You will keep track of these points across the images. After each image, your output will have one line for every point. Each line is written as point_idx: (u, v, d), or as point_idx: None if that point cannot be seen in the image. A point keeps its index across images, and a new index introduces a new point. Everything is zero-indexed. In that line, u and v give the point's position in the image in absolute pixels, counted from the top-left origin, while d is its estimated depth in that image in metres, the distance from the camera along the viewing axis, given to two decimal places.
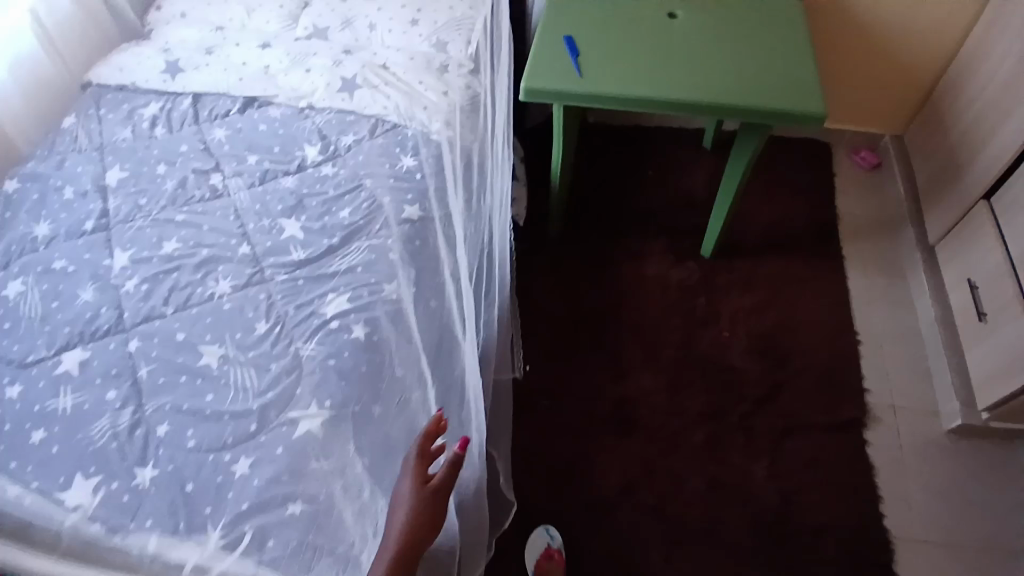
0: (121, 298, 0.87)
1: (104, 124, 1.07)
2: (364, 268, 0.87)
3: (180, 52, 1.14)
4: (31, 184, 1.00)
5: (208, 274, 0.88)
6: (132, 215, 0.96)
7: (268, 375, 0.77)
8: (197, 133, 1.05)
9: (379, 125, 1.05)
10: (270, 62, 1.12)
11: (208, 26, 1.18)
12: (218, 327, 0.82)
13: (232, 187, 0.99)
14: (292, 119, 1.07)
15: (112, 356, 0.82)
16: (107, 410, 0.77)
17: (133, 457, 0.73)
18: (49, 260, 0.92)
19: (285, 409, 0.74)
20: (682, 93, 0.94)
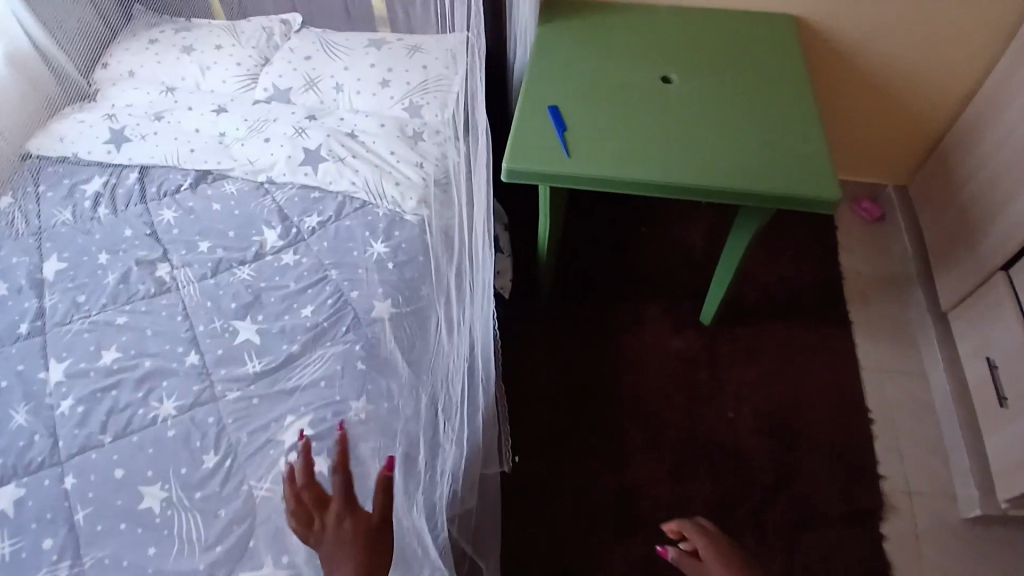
0: (56, 422, 0.78)
1: (42, 204, 0.97)
2: (328, 381, 0.78)
3: (126, 117, 1.05)
4: None
5: (151, 392, 0.79)
6: (69, 315, 0.86)
7: (216, 526, 0.69)
8: (145, 216, 0.96)
9: (347, 204, 0.97)
10: (226, 129, 1.04)
11: (157, 86, 1.07)
12: (161, 461, 0.74)
13: (181, 279, 0.89)
14: (250, 196, 0.98)
15: (43, 496, 0.73)
16: (43, 564, 0.68)
17: None
18: None
19: (234, 568, 0.67)
20: (677, 176, 0.88)
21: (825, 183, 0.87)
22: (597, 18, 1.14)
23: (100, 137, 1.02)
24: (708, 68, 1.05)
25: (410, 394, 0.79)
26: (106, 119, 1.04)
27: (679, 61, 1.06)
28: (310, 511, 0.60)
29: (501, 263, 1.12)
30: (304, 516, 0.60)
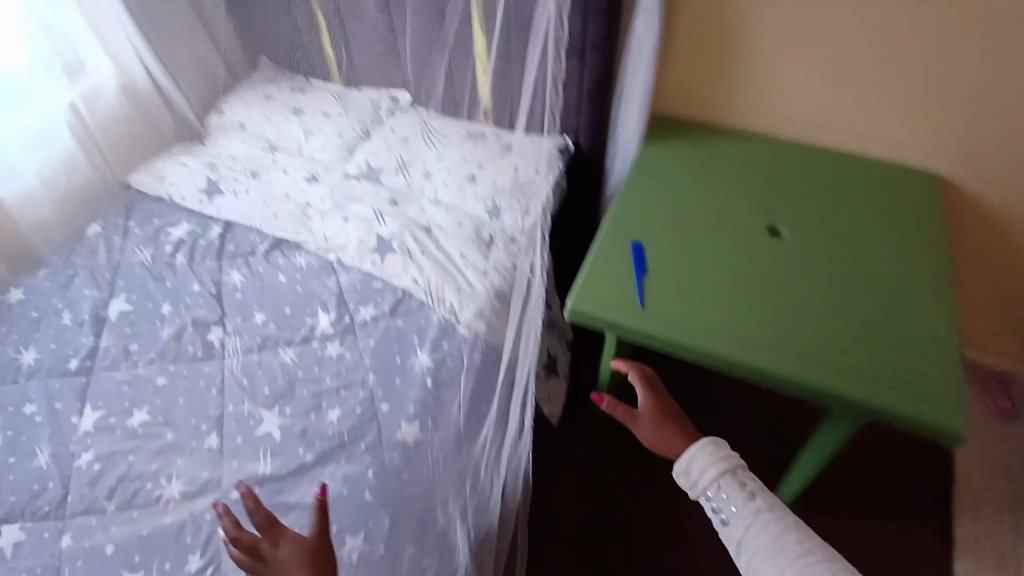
0: (72, 473, 0.77)
1: (128, 240, 1.01)
2: (329, 506, 0.73)
3: (225, 170, 1.10)
4: (34, 299, 0.93)
5: (164, 467, 0.77)
6: (117, 361, 0.87)
7: None
8: (215, 273, 0.98)
9: (403, 302, 0.93)
10: (312, 200, 1.06)
11: (261, 143, 1.12)
12: (151, 545, 0.72)
13: (228, 348, 0.89)
14: (314, 274, 0.97)
15: (36, 551, 0.72)
16: None
17: None
18: (21, 401, 0.83)
19: None
20: (762, 359, 0.76)
21: (945, 408, 0.72)
22: (712, 146, 1.05)
23: (196, 185, 1.08)
24: (827, 226, 0.92)
25: (401, 543, 0.71)
26: (208, 169, 1.10)
27: (794, 211, 0.95)
28: (252, 555, 0.58)
29: (554, 387, 1.03)
30: (249, 558, 0.58)
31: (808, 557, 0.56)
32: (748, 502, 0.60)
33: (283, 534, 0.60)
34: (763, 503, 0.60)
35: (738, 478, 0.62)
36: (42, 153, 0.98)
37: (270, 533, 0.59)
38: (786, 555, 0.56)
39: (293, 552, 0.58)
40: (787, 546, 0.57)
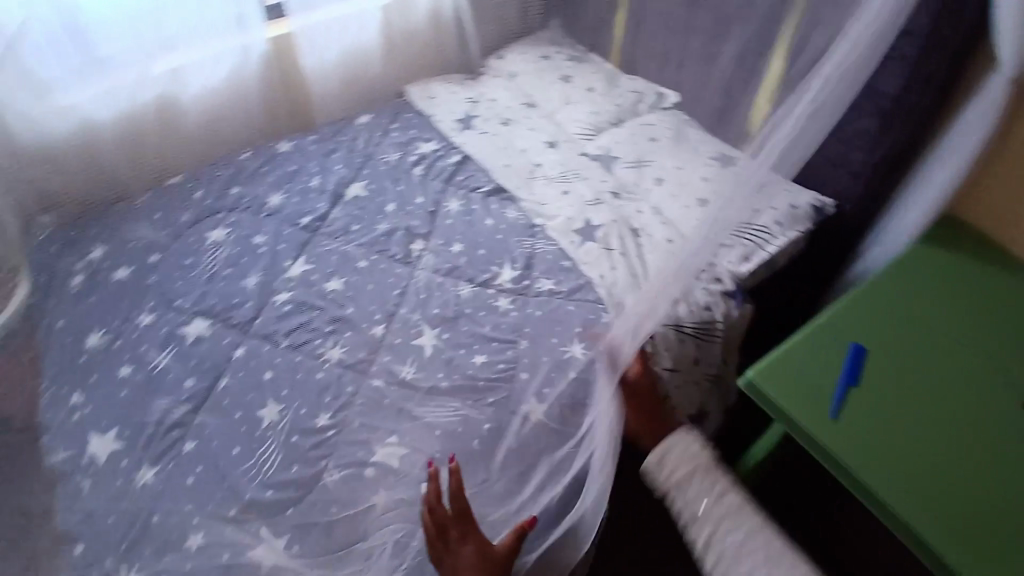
0: (267, 305, 0.95)
1: (384, 138, 1.18)
2: (441, 434, 0.82)
3: (485, 110, 1.23)
4: (296, 152, 1.15)
5: (334, 333, 0.92)
6: (337, 233, 1.04)
7: (282, 475, 0.79)
8: (437, 195, 1.11)
9: (582, 290, 0.95)
10: (543, 163, 1.13)
11: (522, 98, 1.23)
12: (298, 389, 0.87)
13: (422, 262, 1.01)
14: (517, 232, 1.04)
15: (214, 347, 0.91)
16: (175, 395, 0.86)
17: (153, 452, 0.82)
18: (254, 231, 1.04)
19: (265, 520, 0.76)
20: (928, 531, 0.64)
21: None
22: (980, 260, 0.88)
23: (455, 114, 1.22)
24: None
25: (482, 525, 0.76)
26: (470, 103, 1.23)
27: None
28: (437, 532, 0.71)
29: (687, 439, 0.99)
30: (434, 532, 0.71)
31: (757, 543, 0.71)
32: (714, 498, 0.75)
33: (469, 533, 0.71)
34: (730, 499, 0.75)
35: (712, 482, 0.76)
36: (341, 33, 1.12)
37: (461, 524, 0.71)
38: (750, 543, 0.71)
39: (472, 559, 0.69)
40: (744, 527, 0.73)
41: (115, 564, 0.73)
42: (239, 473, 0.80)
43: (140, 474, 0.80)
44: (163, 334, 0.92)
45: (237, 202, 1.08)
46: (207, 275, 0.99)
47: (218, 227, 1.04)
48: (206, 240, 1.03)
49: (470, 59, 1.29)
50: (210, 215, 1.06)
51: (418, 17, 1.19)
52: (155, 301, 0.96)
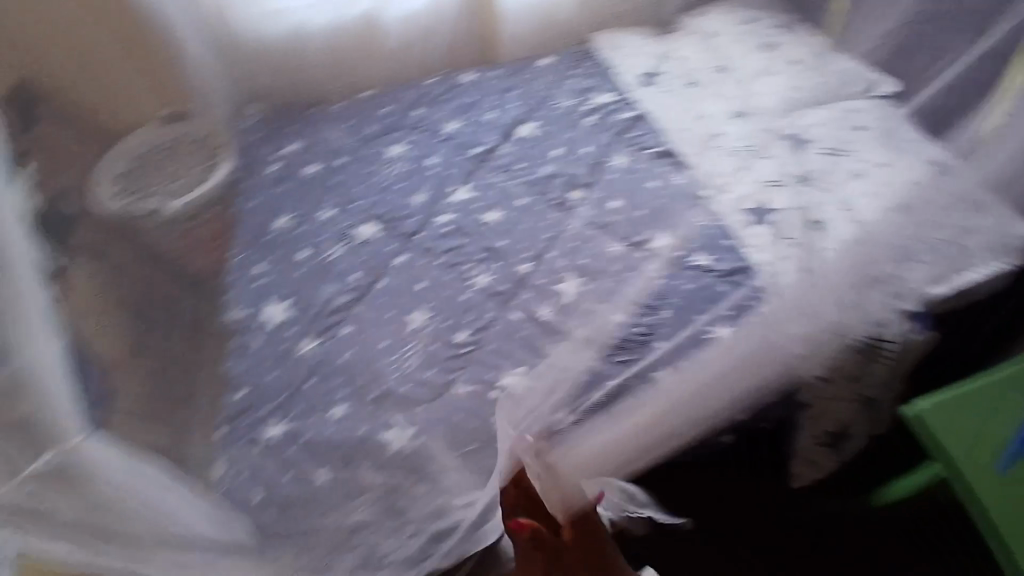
0: (430, 222, 1.03)
1: (561, 88, 1.14)
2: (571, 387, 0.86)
3: (674, 65, 1.13)
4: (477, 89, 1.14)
5: (484, 262, 0.98)
6: (503, 167, 1.07)
7: (418, 375, 0.89)
8: (602, 149, 1.08)
9: (742, 273, 0.92)
10: (724, 135, 1.06)
11: (713, 62, 1.12)
12: (444, 306, 0.95)
13: (578, 210, 1.02)
14: (680, 200, 1.01)
15: (378, 250, 1.01)
16: (340, 284, 0.98)
17: (316, 327, 0.94)
18: (429, 151, 1.10)
19: (395, 411, 0.86)
20: None
21: None
22: None
23: (637, 70, 1.14)
24: None
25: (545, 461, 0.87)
26: (657, 58, 1.14)
27: None
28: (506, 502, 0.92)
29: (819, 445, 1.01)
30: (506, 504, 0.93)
31: None
32: None
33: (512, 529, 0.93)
34: None
35: None
36: None
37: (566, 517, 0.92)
38: None
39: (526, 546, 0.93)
40: None
41: (271, 411, 0.88)
42: (381, 364, 0.90)
43: (302, 343, 0.93)
44: (337, 230, 1.03)
45: (417, 124, 1.12)
46: (384, 184, 1.07)
47: (399, 143, 1.11)
48: (385, 154, 1.10)
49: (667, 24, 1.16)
50: (385, 133, 1.11)
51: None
52: (334, 202, 1.06)
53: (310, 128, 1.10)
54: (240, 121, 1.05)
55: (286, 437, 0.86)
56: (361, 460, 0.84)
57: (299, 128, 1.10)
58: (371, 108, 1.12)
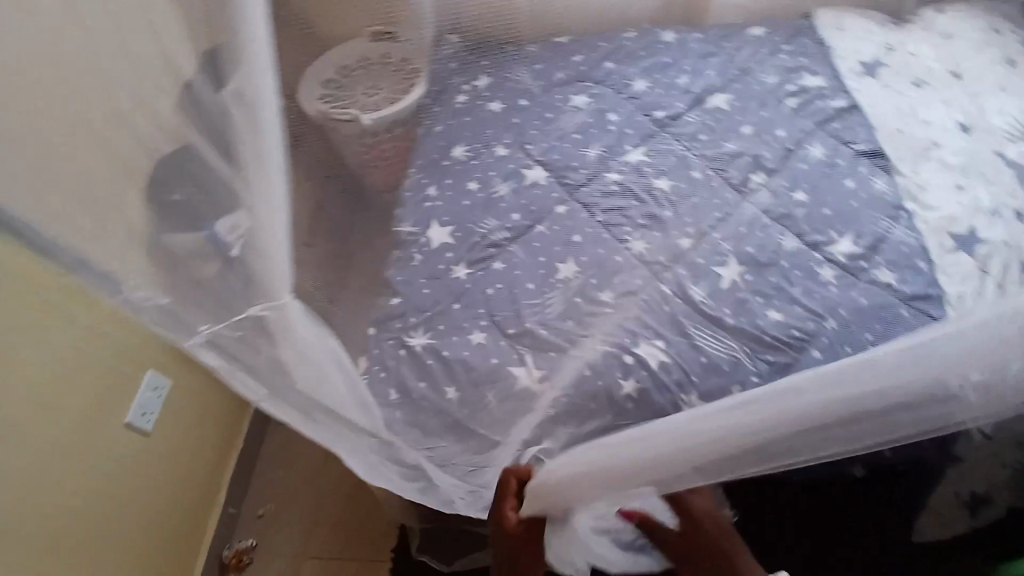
0: (598, 177, 1.03)
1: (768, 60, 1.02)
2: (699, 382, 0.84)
3: (898, 59, 0.99)
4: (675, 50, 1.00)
5: (645, 228, 0.97)
6: (685, 136, 1.04)
7: (560, 322, 0.91)
8: (802, 134, 1.02)
9: (930, 297, 0.85)
10: (942, 143, 0.98)
11: (947, 65, 0.97)
12: (595, 263, 0.95)
13: (754, 195, 0.98)
14: (877, 208, 0.95)
15: (544, 196, 1.04)
16: (501, 221, 1.02)
17: (468, 255, 0.99)
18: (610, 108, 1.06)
19: (529, 350, 0.90)
20: None
21: None
22: None
23: (860, 58, 0.99)
24: None
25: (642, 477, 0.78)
26: (884, 48, 0.98)
27: None
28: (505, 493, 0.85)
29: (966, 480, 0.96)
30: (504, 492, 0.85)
31: None
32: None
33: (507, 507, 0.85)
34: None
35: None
36: None
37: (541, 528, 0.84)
38: None
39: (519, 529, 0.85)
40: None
41: (417, 323, 0.92)
42: (524, 304, 0.94)
43: (456, 269, 0.98)
44: (508, 169, 1.04)
45: (605, 77, 1.03)
46: (562, 132, 1.05)
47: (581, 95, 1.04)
48: (569, 102, 1.03)
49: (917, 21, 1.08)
50: (579, 79, 1.02)
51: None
52: (511, 137, 1.01)
53: (502, 64, 0.89)
54: (441, 38, 0.80)
55: (427, 349, 0.91)
56: (487, 387, 0.89)
57: (495, 63, 0.89)
58: (562, 55, 0.95)
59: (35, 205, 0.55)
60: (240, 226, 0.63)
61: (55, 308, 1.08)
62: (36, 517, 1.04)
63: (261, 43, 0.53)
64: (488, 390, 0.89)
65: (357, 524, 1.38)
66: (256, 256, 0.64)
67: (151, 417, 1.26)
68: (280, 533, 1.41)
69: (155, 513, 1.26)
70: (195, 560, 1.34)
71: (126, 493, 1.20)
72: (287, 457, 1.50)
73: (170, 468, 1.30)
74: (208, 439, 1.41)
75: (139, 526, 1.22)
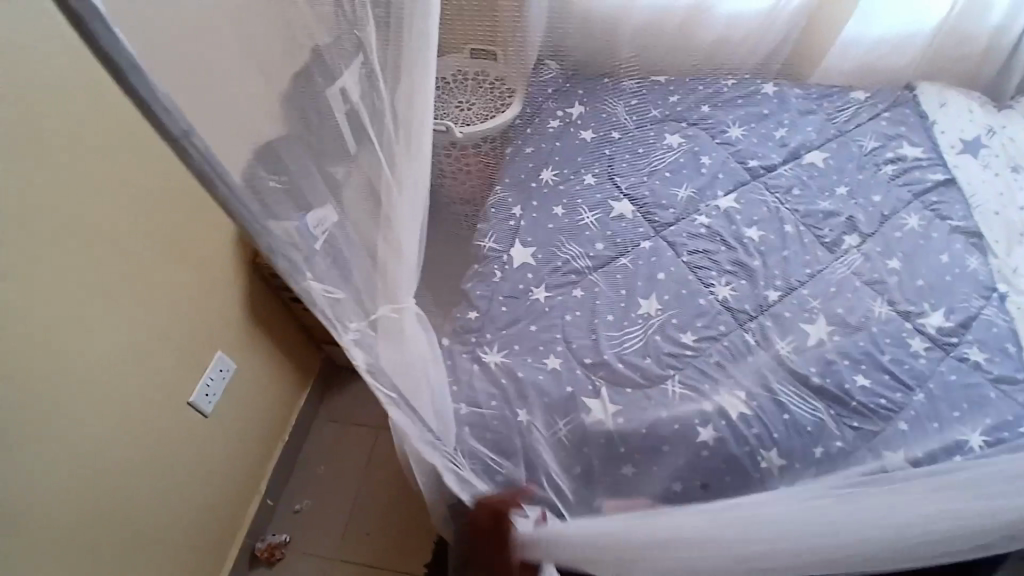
0: (687, 218, 1.04)
1: (858, 127, 1.08)
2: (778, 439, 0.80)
3: (996, 145, 1.04)
4: (774, 100, 1.08)
5: (731, 276, 0.97)
6: (778, 189, 1.05)
7: (637, 359, 0.90)
8: (898, 203, 1.00)
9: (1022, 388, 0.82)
10: None
11: None
12: (678, 302, 0.95)
13: (847, 256, 0.96)
14: (970, 285, 0.91)
15: (630, 230, 1.04)
16: (586, 249, 1.03)
17: (551, 280, 1.00)
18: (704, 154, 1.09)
19: (606, 382, 0.88)
20: None
21: None
22: None
23: (960, 137, 1.05)
24: None
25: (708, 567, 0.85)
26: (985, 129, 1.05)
27: None
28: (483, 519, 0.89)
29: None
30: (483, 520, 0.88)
31: None
32: None
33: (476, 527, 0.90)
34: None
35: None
36: (894, 29, 1.03)
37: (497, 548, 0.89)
38: None
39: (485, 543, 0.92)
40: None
41: (492, 339, 0.93)
42: (604, 335, 0.93)
43: (536, 291, 0.99)
44: (596, 199, 1.07)
45: (699, 118, 1.08)
46: (650, 168, 1.08)
47: (676, 134, 1.09)
48: (663, 138, 1.09)
49: (1001, 90, 1.13)
50: (674, 119, 1.08)
51: (987, 39, 1.06)
52: (601, 167, 1.08)
53: (594, 94, 1.00)
54: (540, 65, 0.92)
55: (501, 369, 0.90)
56: (557, 416, 0.86)
57: (591, 91, 1.00)
58: (659, 90, 1.03)
59: (183, 86, 0.47)
60: (328, 220, 0.64)
61: (152, 270, 1.07)
62: (103, 476, 1.03)
63: (426, 90, 0.69)
64: (560, 421, 0.85)
65: (395, 527, 1.35)
66: (385, 244, 0.71)
67: (212, 398, 1.23)
68: (316, 531, 1.37)
69: (196, 496, 1.22)
70: (230, 545, 1.32)
71: (175, 473, 1.17)
72: (331, 454, 1.48)
73: (219, 452, 1.27)
74: (257, 426, 1.38)
75: (188, 504, 1.20)
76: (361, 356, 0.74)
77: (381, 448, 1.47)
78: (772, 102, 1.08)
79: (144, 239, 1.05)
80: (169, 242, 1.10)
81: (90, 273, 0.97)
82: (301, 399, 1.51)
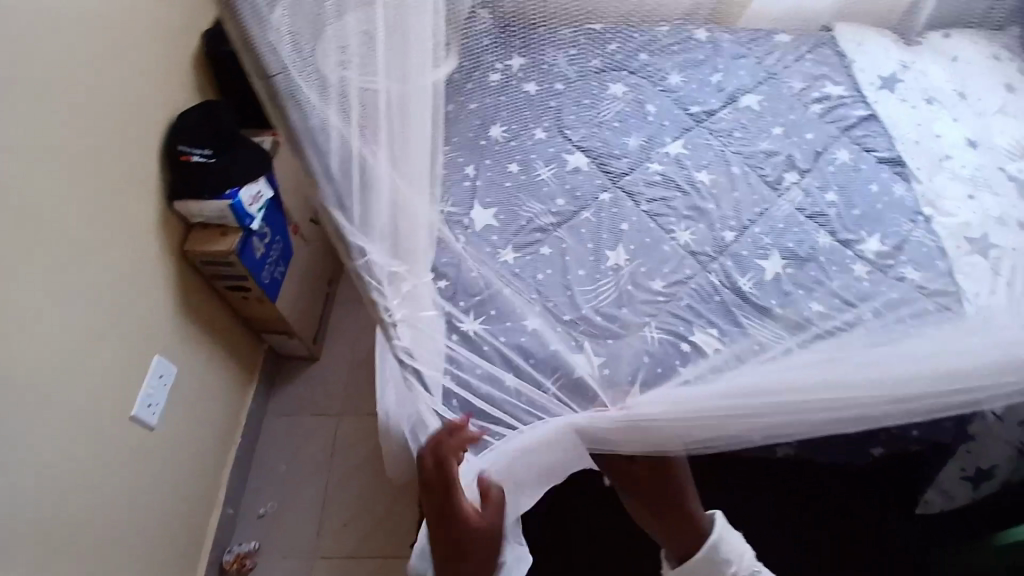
0: (640, 165, 1.05)
1: (793, 67, 1.09)
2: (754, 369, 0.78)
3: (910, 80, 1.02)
4: (706, 45, 1.03)
5: (687, 221, 1.01)
6: (722, 132, 1.08)
7: (613, 313, 0.90)
8: (828, 139, 1.06)
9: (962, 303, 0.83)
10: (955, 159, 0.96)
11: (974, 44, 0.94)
12: (643, 251, 0.98)
13: (790, 193, 1.01)
14: (899, 211, 0.97)
15: (588, 182, 1.04)
16: (547, 204, 1.01)
17: (515, 241, 0.98)
18: (648, 99, 1.05)
19: (590, 337, 0.88)
20: None
21: None
22: None
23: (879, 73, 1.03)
24: None
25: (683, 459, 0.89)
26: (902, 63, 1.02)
27: None
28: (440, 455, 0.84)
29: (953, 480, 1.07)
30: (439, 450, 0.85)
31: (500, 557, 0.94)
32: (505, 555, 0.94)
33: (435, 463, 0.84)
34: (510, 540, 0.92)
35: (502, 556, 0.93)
36: None
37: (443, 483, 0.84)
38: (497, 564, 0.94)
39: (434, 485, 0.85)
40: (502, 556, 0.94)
41: (467, 307, 0.91)
42: (578, 290, 0.93)
43: (503, 252, 0.96)
44: (550, 152, 1.01)
45: (638, 67, 1.02)
46: (601, 119, 1.03)
47: (618, 84, 1.02)
48: (607, 91, 1.02)
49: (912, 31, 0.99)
50: (615, 68, 1.00)
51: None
52: (550, 121, 0.98)
53: (532, 45, 0.89)
54: (473, 12, 0.80)
55: (481, 335, 0.89)
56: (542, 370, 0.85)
57: (528, 44, 0.88)
58: (597, 40, 0.94)
59: None
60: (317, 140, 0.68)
61: (75, 265, 0.93)
62: (55, 486, 0.90)
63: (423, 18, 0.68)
64: (549, 377, 0.84)
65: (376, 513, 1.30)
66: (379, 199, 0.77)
67: (156, 409, 1.10)
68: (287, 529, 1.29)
69: (160, 512, 1.11)
70: (199, 557, 1.21)
71: (132, 491, 1.05)
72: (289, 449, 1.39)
73: (178, 461, 1.16)
74: (211, 431, 1.27)
75: (151, 521, 1.09)
76: (403, 334, 0.90)
77: (342, 434, 1.40)
78: (707, 48, 1.03)
79: (67, 220, 0.92)
80: (92, 233, 0.96)
81: (35, 253, 0.87)
82: (249, 394, 1.39)
